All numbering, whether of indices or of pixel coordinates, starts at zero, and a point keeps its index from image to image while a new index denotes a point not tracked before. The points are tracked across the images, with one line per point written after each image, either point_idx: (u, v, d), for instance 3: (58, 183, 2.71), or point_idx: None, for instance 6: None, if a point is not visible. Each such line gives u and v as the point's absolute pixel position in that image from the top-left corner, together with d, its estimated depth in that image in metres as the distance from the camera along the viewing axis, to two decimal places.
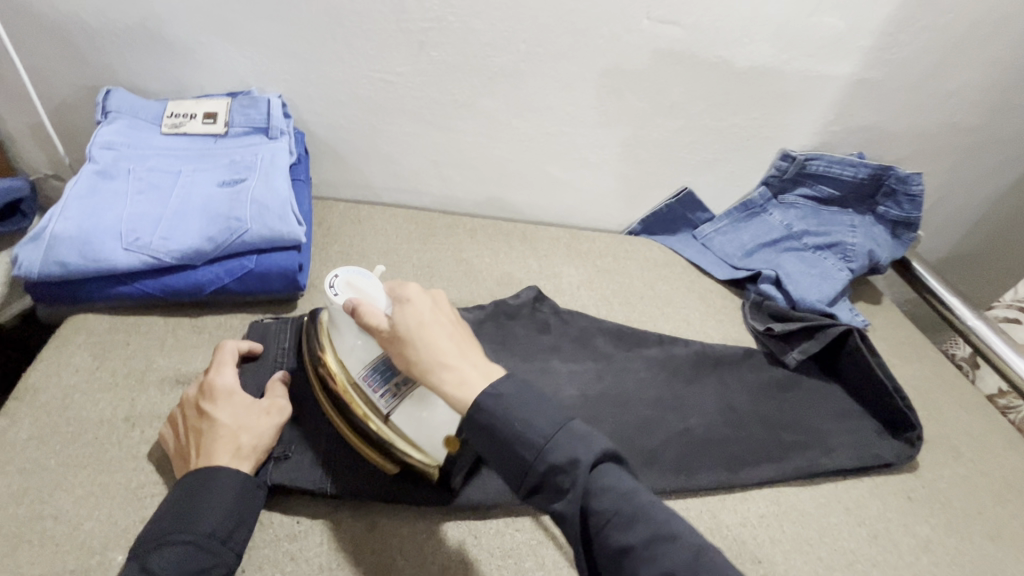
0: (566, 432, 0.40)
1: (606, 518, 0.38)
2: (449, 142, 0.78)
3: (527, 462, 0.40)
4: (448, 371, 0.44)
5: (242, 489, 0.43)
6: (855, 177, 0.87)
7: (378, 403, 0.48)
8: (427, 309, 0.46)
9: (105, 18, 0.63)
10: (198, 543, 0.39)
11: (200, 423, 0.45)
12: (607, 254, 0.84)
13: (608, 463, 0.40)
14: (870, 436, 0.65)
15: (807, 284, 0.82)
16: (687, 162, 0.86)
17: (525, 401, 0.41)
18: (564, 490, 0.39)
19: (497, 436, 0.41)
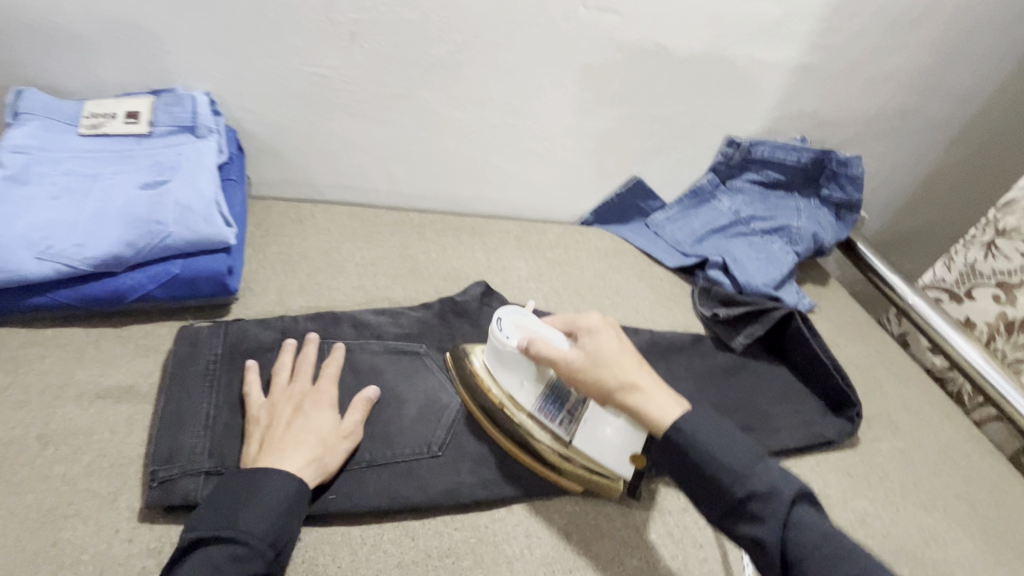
0: (765, 465, 0.44)
1: (806, 549, 0.41)
2: (392, 137, 0.77)
3: (727, 490, 0.43)
4: (642, 395, 0.47)
5: (299, 497, 0.43)
6: (798, 161, 0.88)
7: (558, 429, 0.52)
8: (615, 339, 0.50)
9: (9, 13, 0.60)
10: (248, 552, 0.38)
11: (291, 422, 0.47)
12: (558, 245, 0.84)
13: (803, 502, 0.44)
14: (812, 415, 0.66)
15: (755, 269, 0.83)
16: (635, 151, 0.87)
17: (720, 432, 0.45)
18: (764, 519, 0.42)
19: (702, 465, 0.44)
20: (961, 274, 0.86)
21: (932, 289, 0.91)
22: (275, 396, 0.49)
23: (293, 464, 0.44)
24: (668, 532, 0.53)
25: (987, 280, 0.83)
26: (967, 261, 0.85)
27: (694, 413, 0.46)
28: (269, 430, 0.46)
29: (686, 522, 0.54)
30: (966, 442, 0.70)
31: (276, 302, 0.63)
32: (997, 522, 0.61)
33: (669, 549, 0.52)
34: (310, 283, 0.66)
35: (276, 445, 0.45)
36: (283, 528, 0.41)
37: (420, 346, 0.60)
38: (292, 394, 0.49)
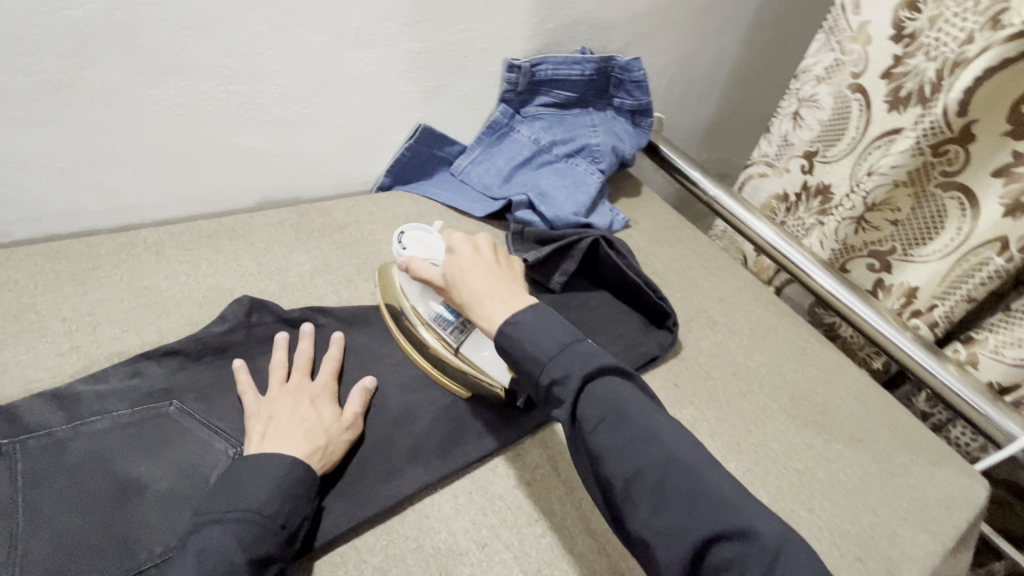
0: (564, 352, 0.45)
1: (594, 419, 0.42)
2: (77, 141, 0.58)
3: (529, 375, 0.45)
4: (483, 301, 0.50)
5: (307, 471, 0.43)
6: (583, 75, 0.84)
7: (448, 338, 0.55)
8: (475, 251, 0.53)
9: None
10: (257, 534, 0.39)
11: (285, 414, 0.47)
12: (346, 225, 0.73)
13: (602, 376, 0.44)
14: (636, 336, 0.65)
15: (563, 197, 0.79)
16: (407, 96, 0.76)
17: (534, 322, 0.46)
18: (563, 401, 0.44)
19: (513, 355, 0.46)
20: (779, 146, 0.82)
21: (758, 164, 0.86)
22: (278, 389, 0.50)
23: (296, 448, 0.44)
24: (498, 521, 0.47)
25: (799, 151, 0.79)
26: (781, 133, 0.81)
27: (527, 312, 0.47)
28: (270, 424, 0.46)
29: (518, 500, 0.49)
30: (772, 316, 0.75)
31: None
32: (806, 386, 0.65)
33: (504, 539, 0.46)
34: None
35: (275, 433, 0.45)
36: (293, 509, 0.41)
37: (170, 404, 0.48)
38: (289, 388, 0.49)
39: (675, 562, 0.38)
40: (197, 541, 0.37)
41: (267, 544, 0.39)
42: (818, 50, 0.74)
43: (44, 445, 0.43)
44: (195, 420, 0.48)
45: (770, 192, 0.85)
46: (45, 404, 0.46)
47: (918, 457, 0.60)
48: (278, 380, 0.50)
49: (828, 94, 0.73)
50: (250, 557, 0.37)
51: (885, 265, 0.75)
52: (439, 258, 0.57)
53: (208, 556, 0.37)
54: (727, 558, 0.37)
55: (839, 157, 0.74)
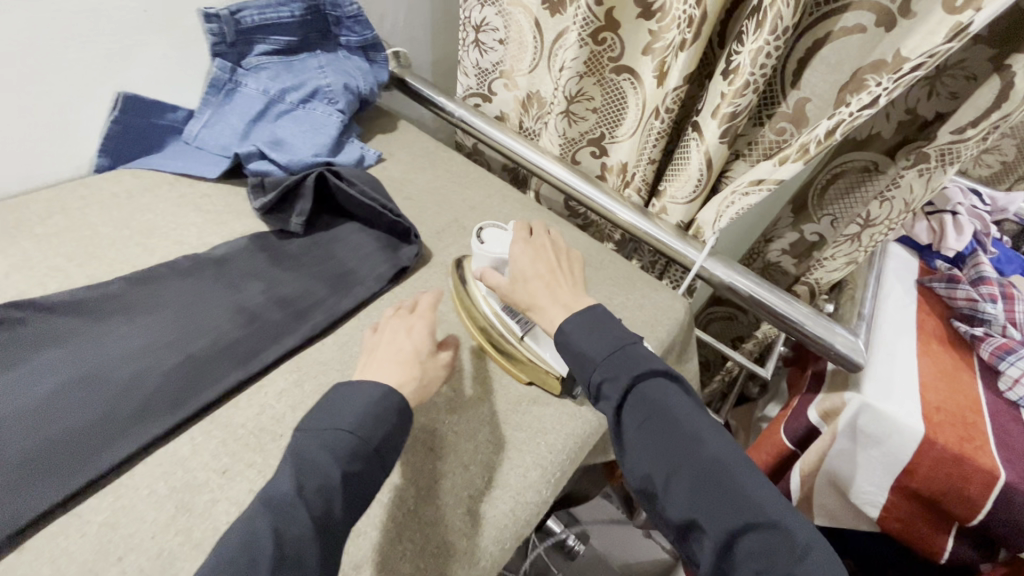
0: (616, 355, 0.50)
1: (639, 419, 0.48)
2: None
3: (583, 375, 0.51)
4: (546, 291, 0.57)
5: (393, 407, 0.46)
6: (293, 16, 0.83)
7: (513, 328, 0.60)
8: (541, 243, 0.61)
9: None
10: (355, 456, 0.43)
11: (385, 347, 0.52)
12: (47, 216, 0.66)
13: (653, 378, 0.50)
14: (385, 255, 0.70)
15: (302, 143, 0.80)
16: (84, 63, 0.70)
17: (590, 328, 0.52)
18: (611, 398, 0.49)
19: (568, 355, 0.52)
20: (477, 75, 0.89)
21: (468, 97, 0.93)
22: (383, 325, 0.55)
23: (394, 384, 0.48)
24: (240, 447, 0.50)
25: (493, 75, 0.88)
26: (473, 62, 0.88)
27: (578, 315, 0.53)
28: (371, 356, 0.52)
29: (261, 425, 0.52)
30: (518, 212, 0.84)
31: None
32: None
33: (246, 459, 0.49)
34: None
35: (373, 368, 0.50)
36: (389, 433, 0.45)
37: None
38: (391, 324, 0.54)
39: (714, 546, 0.43)
40: (302, 451, 0.42)
41: (359, 463, 0.43)
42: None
43: None
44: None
45: (501, 108, 0.92)
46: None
47: (631, 294, 0.74)
48: (384, 320, 0.56)
49: (496, 15, 0.81)
50: (344, 476, 0.41)
51: (602, 150, 0.87)
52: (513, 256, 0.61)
53: (306, 467, 0.41)
54: (751, 554, 0.42)
55: (529, 68, 0.84)
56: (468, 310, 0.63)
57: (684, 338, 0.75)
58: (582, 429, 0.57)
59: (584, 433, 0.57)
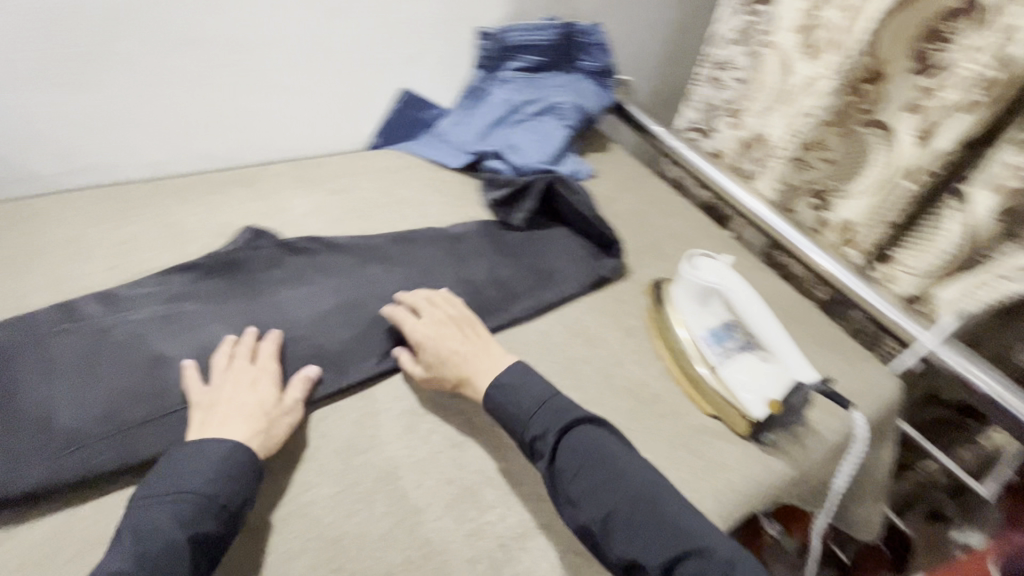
0: (544, 408, 0.53)
1: (571, 467, 0.50)
2: (109, 100, 0.69)
3: (516, 432, 0.53)
4: (466, 362, 0.58)
5: (251, 462, 0.47)
6: (549, 40, 0.92)
7: (709, 357, 0.60)
8: (440, 314, 0.61)
9: None
10: (204, 516, 0.43)
11: (220, 400, 0.51)
12: (338, 175, 0.83)
13: (576, 428, 0.52)
14: (590, 261, 0.75)
15: (531, 150, 0.89)
16: (387, 61, 0.86)
17: (517, 385, 0.55)
18: (543, 454, 0.51)
19: (495, 415, 0.55)
20: (705, 109, 0.93)
21: (687, 130, 0.97)
22: (218, 376, 0.53)
23: (251, 441, 0.49)
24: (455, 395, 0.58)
25: (723, 109, 0.90)
26: (703, 97, 0.93)
27: (505, 374, 0.56)
28: (214, 409, 0.51)
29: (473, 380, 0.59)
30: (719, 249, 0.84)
31: (18, 304, 0.58)
32: None
33: None
34: (54, 277, 0.62)
35: (220, 422, 0.49)
36: (237, 492, 0.46)
37: (191, 305, 0.59)
38: (234, 372, 0.53)
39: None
40: (148, 518, 0.43)
41: (208, 521, 0.43)
42: (732, 12, 0.85)
43: (95, 330, 0.55)
44: (206, 315, 0.59)
45: (718, 146, 0.92)
46: (93, 302, 0.57)
47: (835, 357, 0.69)
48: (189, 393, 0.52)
49: (743, 54, 0.85)
50: (192, 537, 0.42)
51: (824, 203, 0.81)
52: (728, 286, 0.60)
53: (152, 530, 0.42)
54: (693, 574, 0.43)
55: (761, 108, 0.83)
56: (661, 335, 0.66)
57: (887, 423, 0.68)
58: (764, 476, 0.56)
59: (764, 481, 0.55)
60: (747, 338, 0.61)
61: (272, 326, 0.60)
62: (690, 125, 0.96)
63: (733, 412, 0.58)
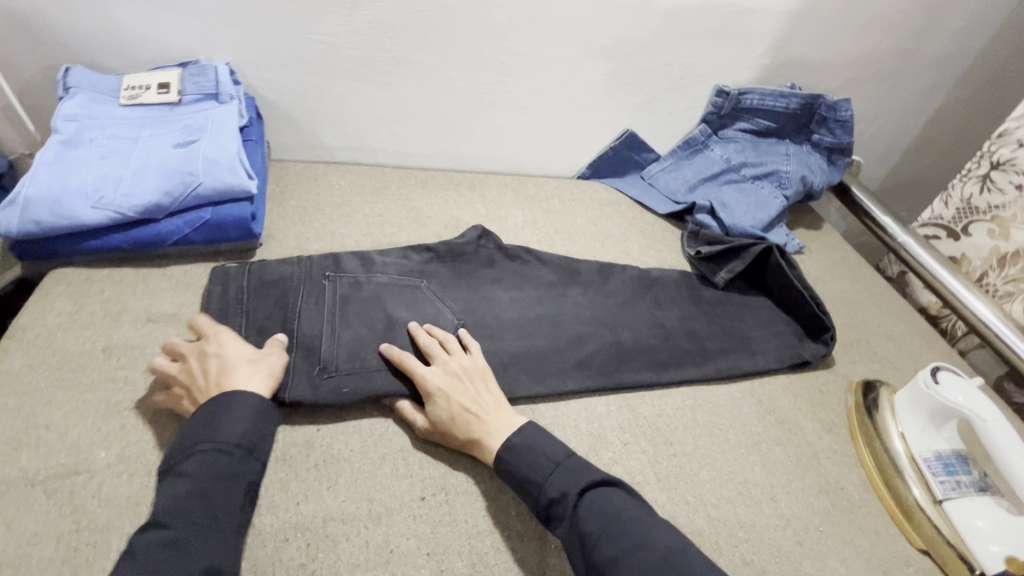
0: (561, 469, 0.48)
1: (597, 533, 0.45)
2: (394, 99, 0.80)
3: (531, 500, 0.48)
4: (477, 422, 0.51)
5: (273, 411, 0.48)
6: (788, 107, 0.89)
7: (934, 485, 0.55)
8: (455, 363, 0.55)
9: (65, 17, 0.68)
10: (231, 459, 0.43)
11: (208, 372, 0.49)
12: (552, 196, 0.89)
13: (596, 490, 0.48)
14: (791, 339, 0.71)
15: (743, 212, 0.86)
16: (625, 103, 0.88)
17: (528, 445, 0.50)
18: (563, 519, 0.46)
19: (509, 477, 0.49)
20: (960, 208, 0.83)
21: (929, 225, 0.88)
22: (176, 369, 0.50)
23: (257, 385, 0.48)
24: (640, 432, 0.58)
25: (984, 214, 0.80)
26: (963, 195, 0.82)
27: (517, 435, 0.50)
28: (192, 385, 0.48)
29: (657, 423, 0.59)
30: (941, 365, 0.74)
31: (297, 247, 0.71)
32: None
33: (641, 445, 0.57)
34: (323, 231, 0.74)
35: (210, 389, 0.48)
36: (258, 436, 0.46)
37: (422, 282, 0.66)
38: (200, 354, 0.50)
39: None
40: (181, 469, 0.42)
41: (237, 463, 0.43)
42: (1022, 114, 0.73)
43: (350, 283, 0.62)
44: (433, 294, 0.65)
45: (958, 251, 0.85)
46: (354, 260, 0.65)
47: None
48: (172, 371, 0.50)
49: None
50: (228, 479, 0.43)
51: None
52: (983, 416, 0.52)
53: (188, 479, 0.41)
54: None
55: None
56: (867, 442, 0.60)
57: None
58: None
59: None
60: (980, 477, 0.56)
61: (483, 320, 0.64)
62: (933, 219, 0.87)
63: (953, 551, 0.52)
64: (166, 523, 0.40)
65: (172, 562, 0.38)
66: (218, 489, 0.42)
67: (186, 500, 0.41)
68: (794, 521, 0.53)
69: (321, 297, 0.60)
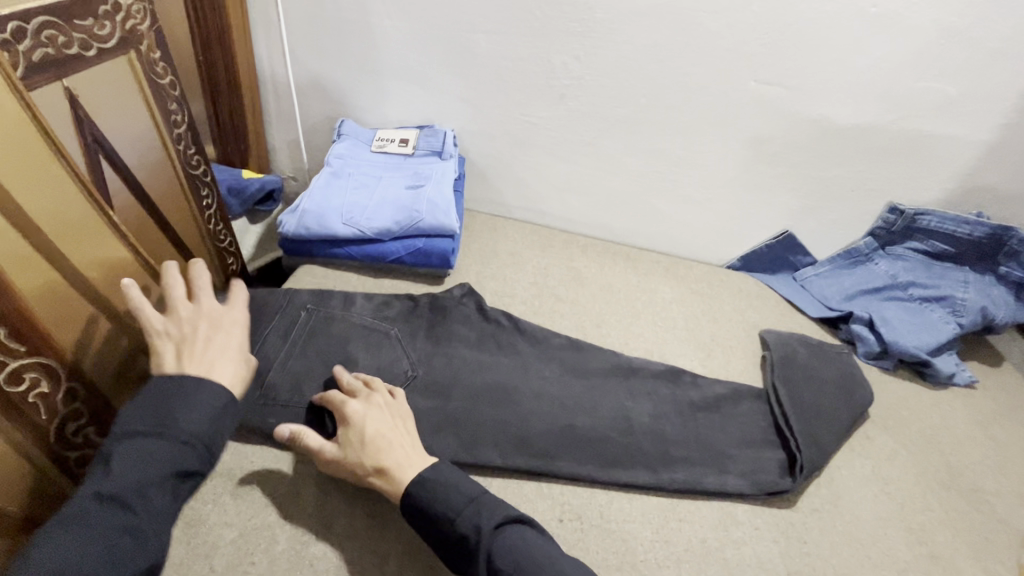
0: (474, 504, 0.50)
1: (508, 570, 0.46)
2: (573, 173, 0.93)
3: (437, 533, 0.49)
4: (390, 451, 0.54)
5: (227, 410, 0.51)
6: (971, 235, 0.85)
7: None
8: (378, 399, 0.58)
9: (353, 87, 0.92)
10: (188, 456, 0.47)
11: (194, 337, 0.53)
12: (700, 279, 0.94)
13: (508, 527, 0.49)
14: (768, 467, 0.62)
15: (907, 331, 0.83)
16: (787, 205, 0.91)
17: (439, 480, 0.51)
18: (473, 553, 0.48)
19: (422, 512, 0.50)
20: None
21: None
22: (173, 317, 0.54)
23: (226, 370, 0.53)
24: (771, 521, 0.58)
25: None
26: None
27: (427, 470, 0.52)
28: (182, 342, 0.53)
29: (790, 518, 0.59)
30: None
31: (476, 283, 0.84)
32: None
33: (772, 535, 0.57)
34: (497, 273, 0.87)
35: (195, 360, 0.52)
36: (217, 434, 0.49)
37: (389, 330, 0.70)
38: (199, 319, 0.55)
39: None
40: (134, 451, 0.45)
41: (190, 461, 0.47)
42: None
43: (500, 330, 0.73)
44: (398, 342, 0.69)
45: None
46: (338, 296, 0.73)
47: None
48: (160, 326, 0.53)
49: None
50: (175, 474, 0.46)
51: None
52: None
53: (144, 462, 0.45)
54: None
55: None
56: None
57: None
58: None
59: None
60: None
61: (442, 376, 0.66)
62: None
63: None
64: (122, 504, 0.43)
65: (122, 543, 0.42)
66: (165, 483, 0.45)
67: (144, 486, 0.44)
68: None
69: (296, 325, 0.68)
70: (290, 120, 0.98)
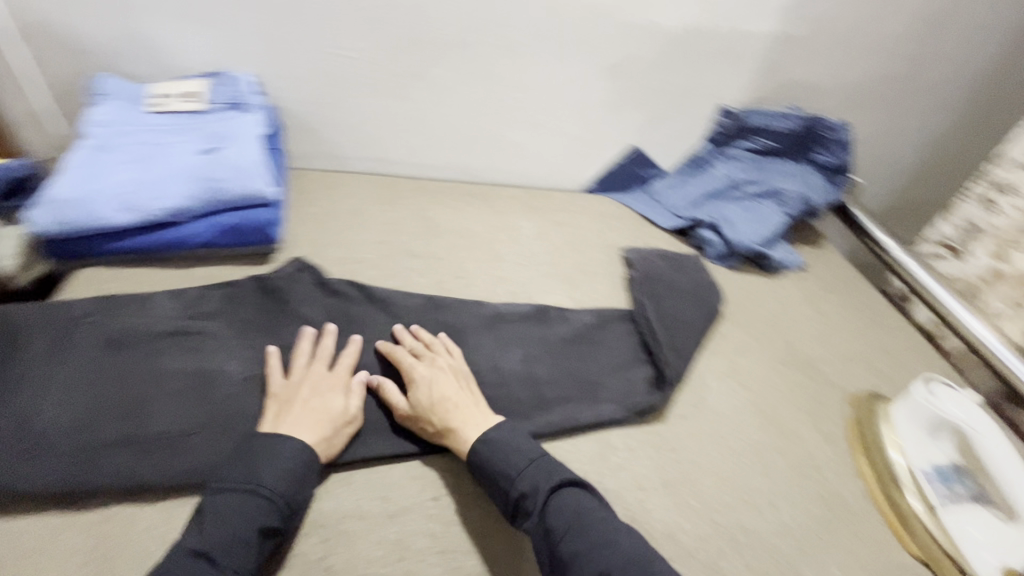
0: (536, 465, 0.50)
1: (562, 527, 0.47)
2: (407, 111, 0.83)
3: (500, 492, 0.50)
4: (455, 411, 0.54)
5: (313, 468, 0.49)
6: (790, 128, 0.91)
7: (931, 496, 0.58)
8: (443, 361, 0.58)
9: (100, 28, 0.71)
10: (271, 513, 0.45)
11: (291, 400, 0.53)
12: (559, 209, 0.91)
13: (568, 488, 0.50)
14: (638, 387, 0.64)
15: (745, 228, 0.88)
16: (631, 120, 0.90)
17: (506, 442, 0.52)
18: (530, 513, 0.48)
19: (488, 476, 0.50)
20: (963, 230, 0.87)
21: (933, 246, 0.92)
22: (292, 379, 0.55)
23: (304, 431, 0.50)
24: (644, 440, 0.60)
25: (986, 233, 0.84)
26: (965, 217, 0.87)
27: (494, 431, 0.52)
28: (286, 406, 0.52)
29: (660, 431, 0.61)
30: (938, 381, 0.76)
31: (314, 253, 0.74)
32: None
33: (646, 453, 0.59)
34: (339, 238, 0.77)
35: (288, 419, 0.51)
36: (297, 490, 0.47)
37: (210, 328, 0.59)
38: (311, 375, 0.55)
39: None
40: (220, 510, 0.45)
41: (273, 518, 0.45)
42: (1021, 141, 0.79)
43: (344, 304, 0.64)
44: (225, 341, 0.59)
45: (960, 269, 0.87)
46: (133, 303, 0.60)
47: None
48: (274, 390, 0.54)
49: None
50: (261, 533, 0.44)
51: None
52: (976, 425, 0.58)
53: (229, 521, 0.44)
54: None
55: None
56: (865, 451, 0.63)
57: None
58: None
59: None
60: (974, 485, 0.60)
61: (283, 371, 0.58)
62: (941, 239, 0.90)
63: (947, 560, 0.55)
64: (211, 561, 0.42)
65: None
66: (258, 542, 0.44)
67: (232, 546, 0.43)
68: (790, 528, 0.56)
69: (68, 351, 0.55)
70: (20, 82, 0.74)
